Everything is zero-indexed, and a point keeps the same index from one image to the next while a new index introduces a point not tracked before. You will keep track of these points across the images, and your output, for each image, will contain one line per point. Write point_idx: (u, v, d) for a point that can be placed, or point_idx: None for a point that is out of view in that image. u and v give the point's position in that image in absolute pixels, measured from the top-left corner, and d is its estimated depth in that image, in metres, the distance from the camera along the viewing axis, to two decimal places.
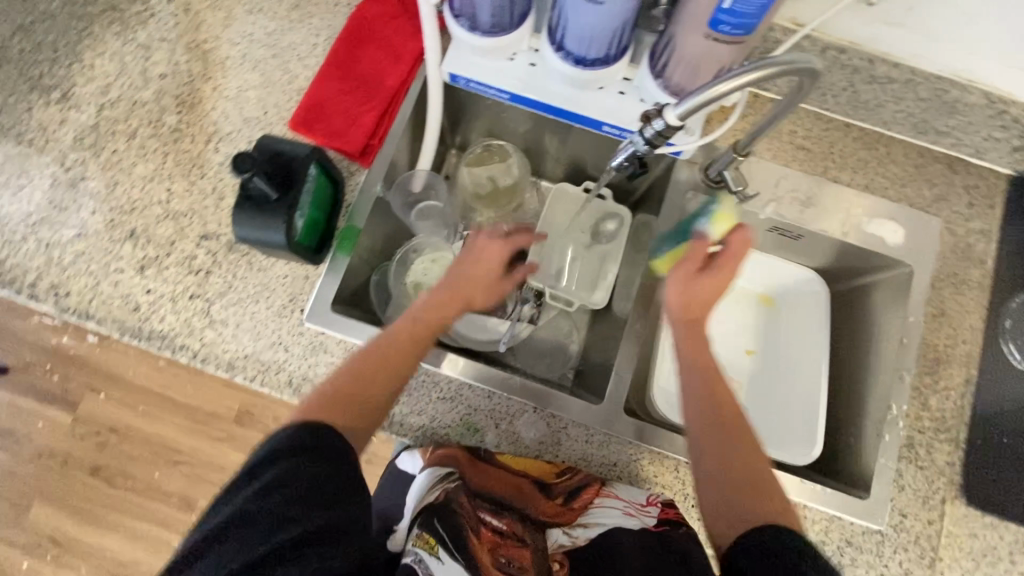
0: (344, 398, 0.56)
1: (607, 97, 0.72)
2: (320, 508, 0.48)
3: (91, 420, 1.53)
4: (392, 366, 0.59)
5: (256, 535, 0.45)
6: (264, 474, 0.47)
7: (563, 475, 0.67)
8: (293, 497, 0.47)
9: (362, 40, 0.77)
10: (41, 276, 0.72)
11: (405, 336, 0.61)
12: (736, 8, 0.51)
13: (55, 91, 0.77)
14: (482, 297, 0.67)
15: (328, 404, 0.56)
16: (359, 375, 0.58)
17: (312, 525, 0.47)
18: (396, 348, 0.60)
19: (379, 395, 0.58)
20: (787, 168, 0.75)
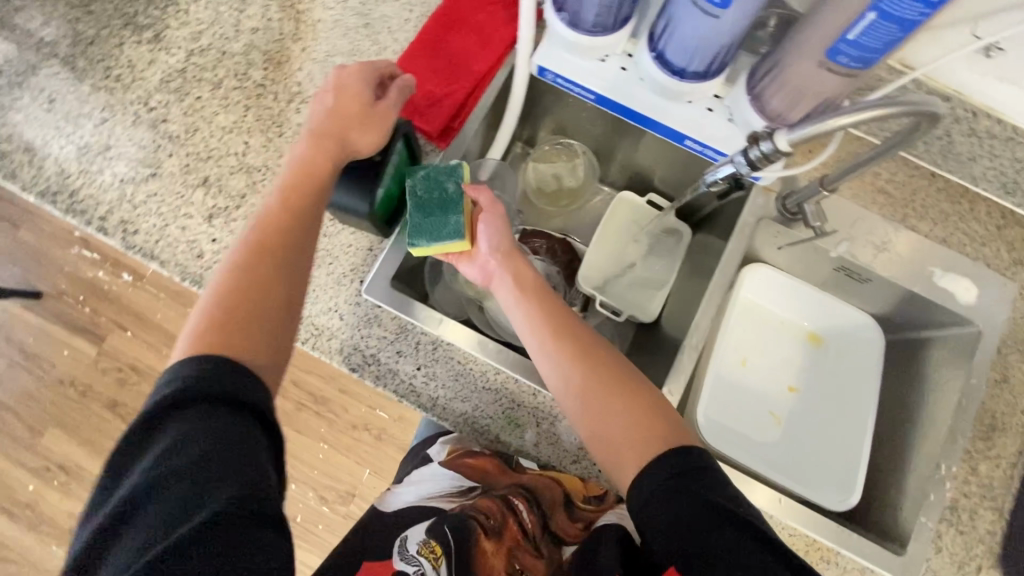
0: (214, 328, 0.52)
1: (693, 111, 0.70)
2: (237, 466, 0.43)
3: (115, 355, 1.53)
4: (254, 277, 0.56)
5: (186, 495, 0.42)
6: (190, 432, 0.44)
7: (589, 502, 0.69)
8: (210, 452, 0.43)
9: (453, 20, 0.76)
10: (113, 211, 0.73)
11: (262, 234, 0.58)
12: (860, 41, 0.50)
13: (147, 31, 0.78)
14: (361, 136, 0.62)
15: (205, 339, 0.51)
16: (235, 284, 0.55)
17: (229, 492, 0.42)
18: (258, 252, 0.57)
19: (261, 314, 0.54)
20: (865, 209, 0.74)
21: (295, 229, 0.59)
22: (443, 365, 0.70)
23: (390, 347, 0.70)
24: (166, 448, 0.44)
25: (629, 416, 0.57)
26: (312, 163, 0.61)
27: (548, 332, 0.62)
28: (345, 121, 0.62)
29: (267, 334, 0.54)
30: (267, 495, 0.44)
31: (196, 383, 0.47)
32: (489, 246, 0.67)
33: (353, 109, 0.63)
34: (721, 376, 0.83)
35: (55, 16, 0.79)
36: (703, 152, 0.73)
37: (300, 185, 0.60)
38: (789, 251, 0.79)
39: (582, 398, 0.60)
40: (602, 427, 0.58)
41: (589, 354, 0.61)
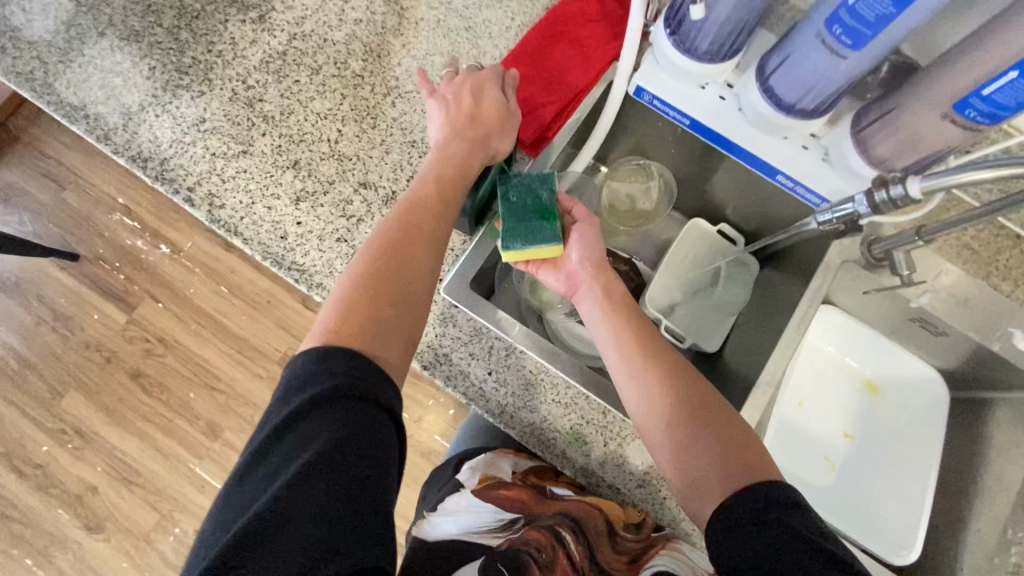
0: (364, 310, 0.53)
1: (787, 147, 0.69)
2: (363, 462, 0.44)
3: (145, 324, 1.50)
4: (399, 262, 0.57)
5: (322, 501, 0.42)
6: (312, 441, 0.44)
7: (630, 531, 0.68)
8: (334, 453, 0.44)
9: (556, 34, 0.77)
10: (201, 183, 0.73)
11: (407, 220, 0.60)
12: (994, 98, 0.50)
13: (253, 11, 0.79)
14: (501, 143, 0.70)
15: (353, 320, 0.52)
16: (387, 264, 0.57)
17: (363, 486, 0.44)
18: (404, 238, 0.59)
19: (407, 300, 0.56)
20: (950, 263, 0.73)
21: (440, 220, 0.61)
22: (514, 373, 0.69)
23: (463, 349, 0.69)
24: (310, 458, 0.43)
25: (713, 438, 0.54)
26: (456, 163, 0.66)
27: (633, 344, 0.60)
28: (486, 127, 0.69)
29: (409, 319, 0.56)
30: (392, 479, 0.47)
31: (343, 378, 0.47)
32: (579, 257, 0.66)
33: (492, 116, 0.69)
34: (780, 415, 0.83)
35: None
36: (793, 189, 0.72)
37: (447, 181, 0.64)
38: (867, 297, 0.79)
39: (664, 422, 0.56)
40: (684, 451, 0.55)
41: (674, 370, 0.58)
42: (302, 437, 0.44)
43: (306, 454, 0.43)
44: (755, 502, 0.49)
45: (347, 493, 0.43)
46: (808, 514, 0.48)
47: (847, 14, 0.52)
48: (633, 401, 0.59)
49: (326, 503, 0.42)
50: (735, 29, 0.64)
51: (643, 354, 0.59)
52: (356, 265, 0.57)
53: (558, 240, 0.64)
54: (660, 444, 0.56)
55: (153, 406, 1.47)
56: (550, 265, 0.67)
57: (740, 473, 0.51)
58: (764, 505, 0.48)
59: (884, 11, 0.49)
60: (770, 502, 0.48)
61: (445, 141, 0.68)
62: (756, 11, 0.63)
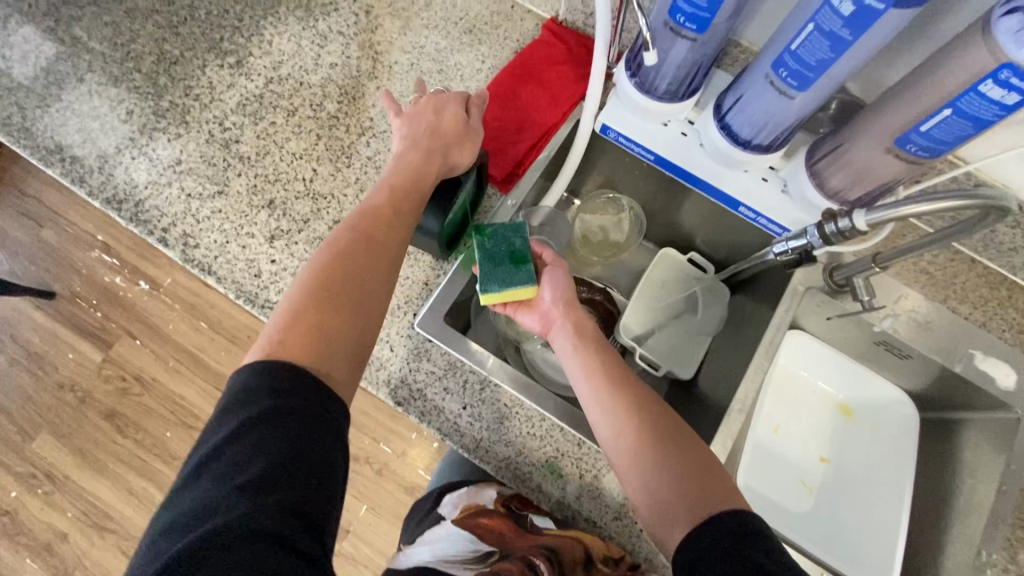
0: (310, 321, 0.52)
1: (748, 180, 0.73)
2: (310, 483, 0.45)
3: (121, 363, 1.48)
4: (349, 270, 0.56)
5: (269, 520, 0.41)
6: (262, 464, 0.44)
7: (607, 564, 0.66)
8: (282, 473, 0.44)
9: (525, 76, 0.81)
10: (176, 223, 0.74)
11: (361, 230, 0.58)
12: (932, 133, 0.53)
13: (230, 56, 0.81)
14: (460, 156, 0.68)
15: (298, 332, 0.51)
16: (327, 281, 0.55)
17: (308, 504, 0.44)
18: (356, 247, 0.57)
19: (353, 311, 0.55)
20: (908, 288, 0.76)
21: (395, 230, 0.60)
22: (488, 407, 0.69)
23: (436, 383, 0.69)
24: (254, 478, 0.43)
25: (684, 466, 0.55)
26: (414, 171, 0.64)
27: (605, 378, 0.61)
28: (446, 140, 0.67)
29: (355, 332, 0.54)
30: (339, 493, 0.47)
31: (287, 395, 0.47)
32: (551, 295, 0.68)
33: (453, 131, 0.68)
34: (756, 443, 0.83)
35: (143, 34, 0.82)
36: (756, 220, 0.74)
37: (403, 190, 0.62)
38: (831, 323, 0.81)
39: (635, 448, 0.57)
40: (656, 478, 0.55)
41: (644, 402, 0.59)
42: (244, 455, 0.44)
43: (247, 474, 0.43)
44: (722, 529, 0.49)
45: (291, 514, 0.43)
46: (778, 546, 0.48)
47: (790, 58, 0.56)
48: (604, 433, 0.59)
49: (270, 524, 0.41)
50: (693, 71, 0.67)
51: (615, 388, 0.60)
52: (308, 271, 0.55)
53: (532, 281, 0.65)
54: (631, 475, 0.57)
55: (127, 446, 1.44)
56: (525, 305, 0.69)
57: (710, 503, 0.52)
58: (730, 533, 0.49)
59: (824, 55, 0.53)
60: (738, 529, 0.49)
61: (404, 149, 0.66)
62: (711, 55, 0.67)
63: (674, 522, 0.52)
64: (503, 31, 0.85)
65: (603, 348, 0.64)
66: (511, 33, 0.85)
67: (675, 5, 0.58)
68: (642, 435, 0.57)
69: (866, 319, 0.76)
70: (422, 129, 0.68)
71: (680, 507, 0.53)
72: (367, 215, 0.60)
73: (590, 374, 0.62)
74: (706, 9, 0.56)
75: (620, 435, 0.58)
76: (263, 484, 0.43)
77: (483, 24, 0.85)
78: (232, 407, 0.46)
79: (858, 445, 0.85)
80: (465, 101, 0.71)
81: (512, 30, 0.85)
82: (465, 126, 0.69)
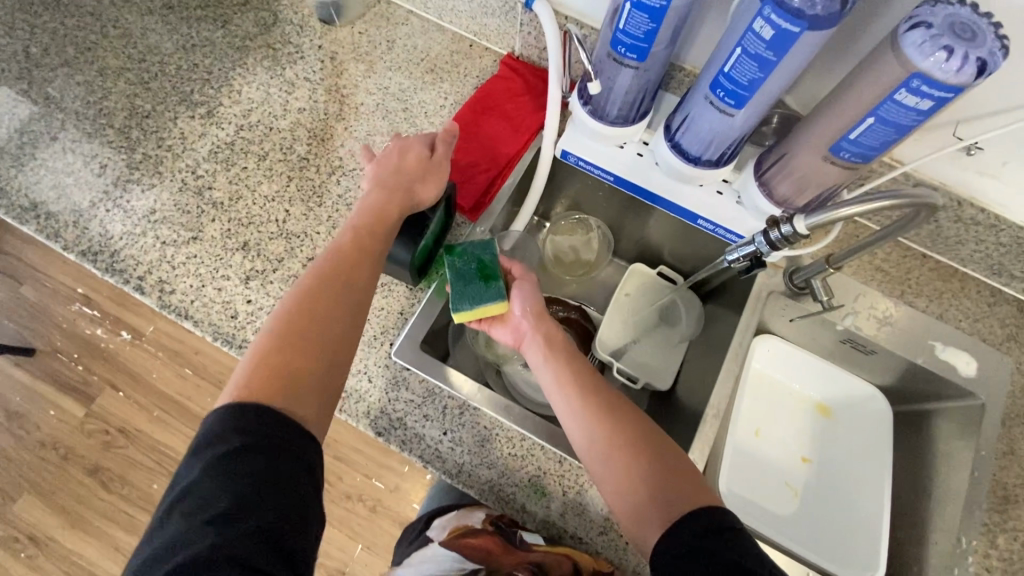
0: (275, 363, 0.52)
1: (704, 194, 0.76)
2: (281, 507, 0.45)
3: (104, 416, 1.46)
4: (314, 314, 0.57)
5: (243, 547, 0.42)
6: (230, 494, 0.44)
7: None
8: (250, 501, 0.44)
9: (486, 110, 0.85)
10: (151, 270, 0.75)
11: (326, 271, 0.60)
12: (861, 140, 0.57)
13: (201, 107, 0.84)
14: (424, 192, 0.69)
15: (262, 375, 0.52)
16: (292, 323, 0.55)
17: (279, 527, 0.45)
18: (322, 289, 0.58)
19: (319, 353, 0.55)
20: (865, 286, 0.79)
21: (358, 272, 0.61)
22: (469, 430, 0.70)
23: (416, 411, 0.70)
24: (224, 510, 0.44)
25: (655, 469, 0.56)
26: (377, 211, 0.65)
27: (577, 386, 0.63)
28: (409, 179, 0.69)
29: (323, 372, 0.54)
30: (314, 515, 0.48)
31: (253, 428, 0.47)
32: (521, 308, 0.69)
33: (416, 170, 0.70)
34: (737, 447, 0.85)
35: (114, 91, 0.85)
36: (715, 231, 0.77)
37: (367, 230, 0.63)
38: (797, 325, 0.83)
39: (607, 454, 0.58)
40: (628, 482, 0.56)
41: (615, 407, 0.61)
42: (211, 490, 0.44)
43: (217, 507, 0.44)
44: (692, 530, 0.50)
45: (268, 539, 0.44)
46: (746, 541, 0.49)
47: (725, 79, 0.60)
48: (577, 440, 0.61)
49: (247, 552, 0.42)
50: (640, 96, 0.71)
51: (586, 394, 0.62)
52: (274, 317, 0.56)
53: (502, 296, 0.67)
54: (606, 478, 0.58)
55: (112, 502, 1.41)
56: (498, 320, 0.71)
57: (681, 502, 0.53)
58: (700, 533, 0.50)
59: (754, 75, 0.57)
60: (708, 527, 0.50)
61: (368, 192, 0.68)
62: (657, 81, 0.71)
63: (647, 524, 0.54)
64: (463, 69, 0.89)
65: (573, 356, 0.66)
66: (471, 70, 0.89)
67: (616, 37, 0.63)
68: (613, 440, 0.58)
69: (829, 318, 0.79)
70: (386, 170, 0.69)
71: (652, 509, 0.54)
72: (331, 257, 0.61)
73: (561, 383, 0.63)
74: (644, 40, 0.61)
75: (592, 442, 0.59)
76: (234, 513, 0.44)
77: (444, 64, 0.89)
78: (201, 443, 0.47)
79: (838, 444, 0.86)
80: (429, 141, 0.73)
81: (472, 68, 0.89)
82: (428, 162, 0.70)
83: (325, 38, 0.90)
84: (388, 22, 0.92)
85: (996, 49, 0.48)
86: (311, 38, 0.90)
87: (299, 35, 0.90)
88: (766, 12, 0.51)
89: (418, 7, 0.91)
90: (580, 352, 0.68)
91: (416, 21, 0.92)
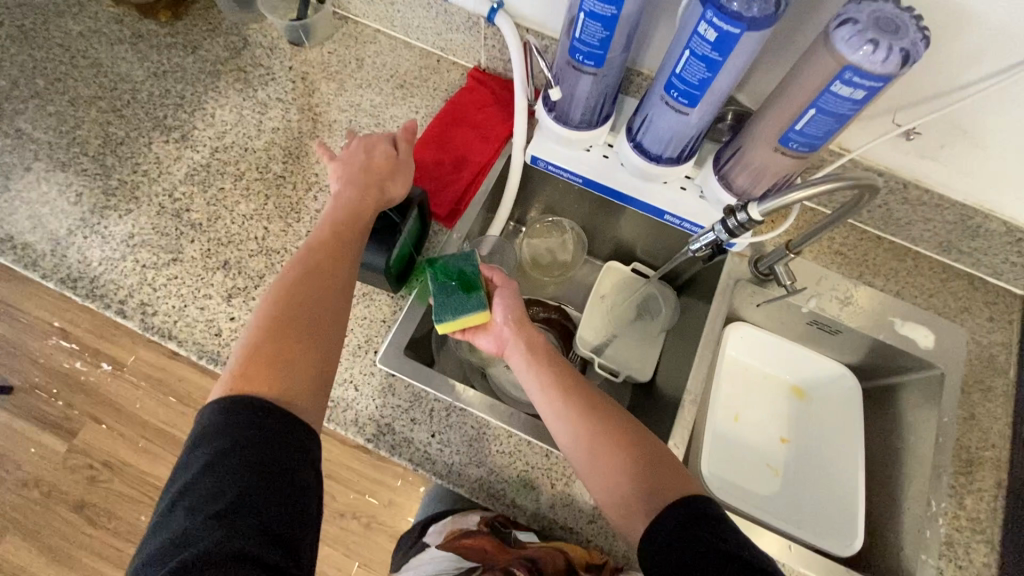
0: (267, 355, 0.53)
1: (670, 191, 0.80)
2: (276, 504, 0.46)
3: (88, 449, 1.43)
4: (300, 310, 0.58)
5: (242, 544, 0.44)
6: (226, 493, 0.45)
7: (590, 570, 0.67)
8: (246, 500, 0.45)
9: (456, 121, 0.88)
10: (132, 294, 0.76)
11: (308, 263, 0.61)
12: (806, 131, 0.61)
13: (175, 131, 0.86)
14: (395, 187, 0.70)
15: (255, 368, 0.52)
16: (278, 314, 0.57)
17: (276, 523, 0.46)
18: (304, 282, 0.60)
19: (310, 347, 0.56)
20: (827, 270, 0.83)
21: (342, 266, 0.62)
22: (457, 430, 0.71)
23: (403, 416, 0.71)
24: (226, 508, 0.45)
25: (639, 464, 0.58)
26: (350, 208, 0.67)
27: (558, 389, 0.65)
28: (379, 176, 0.70)
29: (313, 364, 0.56)
30: (312, 508, 0.49)
31: (245, 428, 0.48)
32: (503, 316, 0.71)
33: (383, 166, 0.71)
34: (718, 432, 0.87)
35: (87, 120, 0.86)
36: (682, 226, 0.81)
37: (343, 226, 0.65)
38: (766, 310, 0.87)
39: (592, 453, 0.60)
40: (614, 479, 0.58)
41: (597, 407, 0.63)
42: (212, 488, 0.46)
43: (217, 504, 0.45)
44: (677, 520, 0.52)
45: (267, 538, 0.45)
46: (728, 524, 0.52)
47: (678, 80, 0.63)
48: (563, 442, 0.63)
49: (246, 549, 0.43)
50: (601, 101, 0.75)
51: (569, 397, 0.64)
52: (259, 314, 0.57)
53: (484, 305, 0.69)
54: (592, 476, 0.60)
55: (99, 537, 1.38)
56: (480, 329, 0.73)
57: (665, 494, 0.56)
58: (685, 521, 0.52)
59: (704, 75, 0.61)
60: (693, 515, 0.52)
61: (340, 189, 0.69)
62: (616, 85, 0.75)
63: (636, 519, 0.56)
64: (432, 83, 0.92)
65: (555, 360, 0.68)
66: (440, 84, 0.92)
67: (573, 46, 0.66)
68: (598, 439, 0.60)
69: (794, 302, 0.83)
70: (356, 170, 0.70)
71: (638, 505, 0.56)
72: (314, 253, 0.62)
73: (544, 387, 0.66)
74: (599, 47, 0.64)
75: (578, 442, 0.61)
76: (231, 512, 0.45)
77: (413, 79, 0.92)
78: (191, 446, 0.48)
79: (813, 423, 0.90)
80: (392, 139, 0.74)
81: (441, 82, 0.92)
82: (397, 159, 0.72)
83: (296, 60, 0.93)
84: (357, 41, 0.94)
85: (917, 39, 0.52)
86: (282, 60, 0.92)
87: (269, 57, 0.93)
88: (709, 15, 0.55)
89: (385, 25, 0.94)
90: (561, 355, 0.70)
91: (384, 39, 0.95)
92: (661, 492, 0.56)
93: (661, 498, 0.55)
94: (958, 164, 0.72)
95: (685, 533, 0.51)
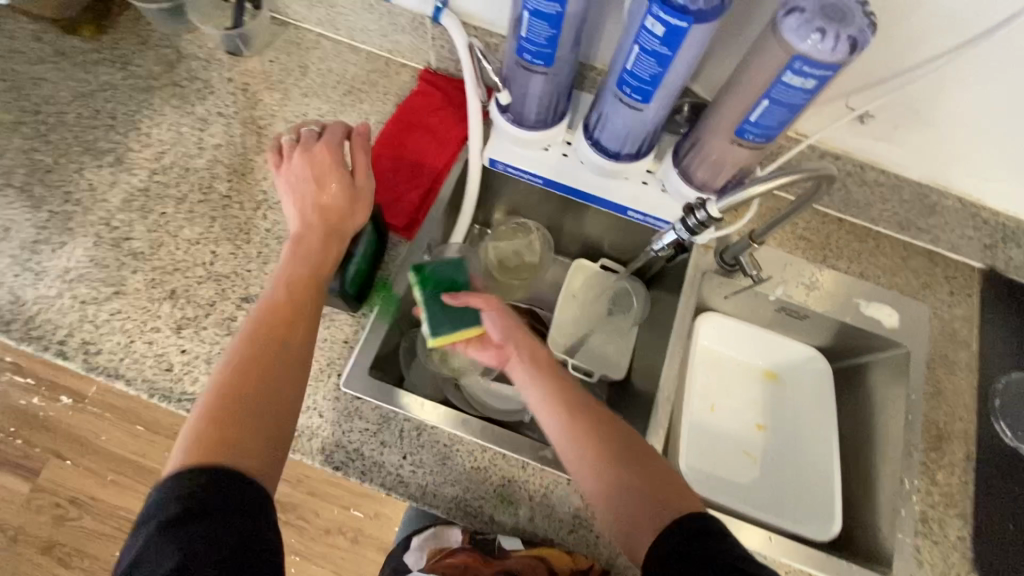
0: (224, 427, 0.50)
1: (631, 186, 0.78)
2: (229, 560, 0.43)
3: (53, 488, 1.37)
4: (262, 370, 0.55)
5: None
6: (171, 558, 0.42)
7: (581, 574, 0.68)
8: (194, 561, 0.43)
9: (409, 125, 0.84)
10: (73, 333, 0.71)
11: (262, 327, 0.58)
12: (761, 122, 0.60)
13: (108, 155, 0.80)
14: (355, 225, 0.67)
15: (209, 440, 0.49)
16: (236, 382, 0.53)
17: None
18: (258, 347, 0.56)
19: (273, 413, 0.54)
20: (791, 256, 0.83)
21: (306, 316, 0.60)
22: (429, 450, 0.69)
23: (372, 440, 0.69)
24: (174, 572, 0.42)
25: (648, 481, 0.57)
26: (309, 258, 0.63)
27: (565, 403, 0.63)
28: (340, 212, 0.66)
29: (272, 429, 0.53)
30: (273, 557, 0.46)
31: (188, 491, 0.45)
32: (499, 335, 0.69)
33: (341, 203, 0.66)
34: (695, 423, 0.87)
35: (10, 148, 0.80)
36: (645, 221, 0.79)
37: (299, 281, 0.61)
38: (734, 299, 0.87)
39: (598, 469, 0.59)
40: (620, 494, 0.57)
41: (603, 423, 0.61)
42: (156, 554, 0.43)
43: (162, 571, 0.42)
44: (684, 533, 0.51)
45: None
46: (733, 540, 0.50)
47: (629, 76, 0.62)
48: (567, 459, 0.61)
49: None
50: (554, 99, 0.73)
51: (575, 410, 0.62)
52: (214, 383, 0.54)
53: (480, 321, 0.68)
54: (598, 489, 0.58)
55: None
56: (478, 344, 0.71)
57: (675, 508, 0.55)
58: (693, 535, 0.51)
59: (655, 70, 0.59)
60: (701, 530, 0.51)
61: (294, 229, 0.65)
62: (569, 82, 0.72)
63: (641, 534, 0.54)
64: (381, 87, 0.88)
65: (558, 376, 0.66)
66: (389, 87, 0.89)
67: (521, 45, 0.64)
68: (601, 455, 0.59)
69: (761, 291, 0.83)
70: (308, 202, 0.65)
71: (645, 518, 0.55)
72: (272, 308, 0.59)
73: (542, 403, 0.64)
74: (547, 45, 0.62)
75: (579, 459, 0.60)
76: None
77: (361, 84, 0.88)
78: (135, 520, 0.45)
79: (787, 407, 0.90)
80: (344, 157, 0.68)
81: (390, 85, 0.89)
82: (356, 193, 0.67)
83: (235, 70, 0.88)
84: (299, 47, 0.90)
85: (864, 26, 0.51)
86: (220, 71, 0.87)
87: (206, 69, 0.87)
88: (655, 9, 0.53)
89: (328, 29, 0.90)
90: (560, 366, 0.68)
91: (328, 43, 0.91)
92: (669, 507, 0.55)
93: (668, 513, 0.54)
94: (912, 144, 0.72)
95: (692, 546, 0.50)
